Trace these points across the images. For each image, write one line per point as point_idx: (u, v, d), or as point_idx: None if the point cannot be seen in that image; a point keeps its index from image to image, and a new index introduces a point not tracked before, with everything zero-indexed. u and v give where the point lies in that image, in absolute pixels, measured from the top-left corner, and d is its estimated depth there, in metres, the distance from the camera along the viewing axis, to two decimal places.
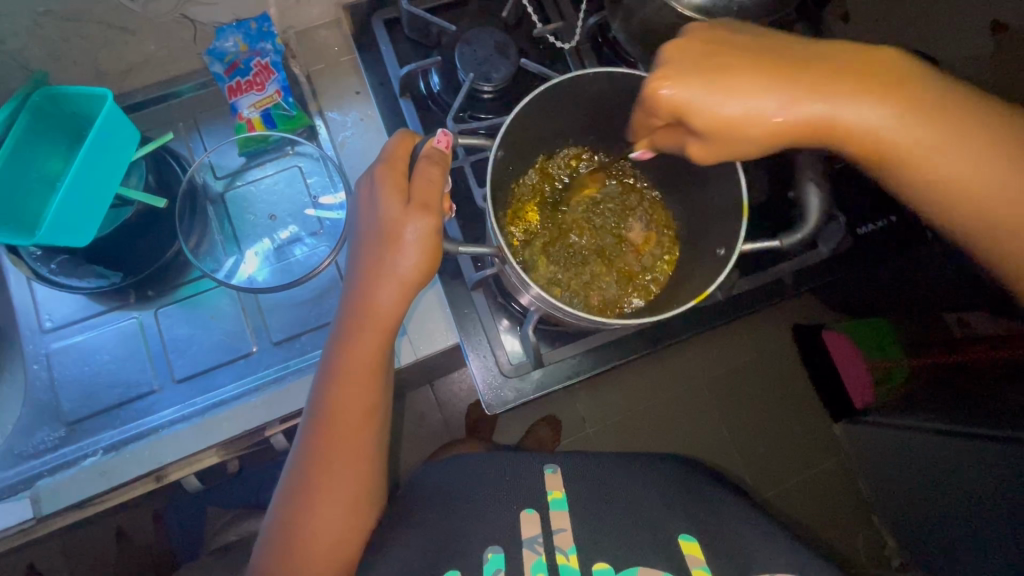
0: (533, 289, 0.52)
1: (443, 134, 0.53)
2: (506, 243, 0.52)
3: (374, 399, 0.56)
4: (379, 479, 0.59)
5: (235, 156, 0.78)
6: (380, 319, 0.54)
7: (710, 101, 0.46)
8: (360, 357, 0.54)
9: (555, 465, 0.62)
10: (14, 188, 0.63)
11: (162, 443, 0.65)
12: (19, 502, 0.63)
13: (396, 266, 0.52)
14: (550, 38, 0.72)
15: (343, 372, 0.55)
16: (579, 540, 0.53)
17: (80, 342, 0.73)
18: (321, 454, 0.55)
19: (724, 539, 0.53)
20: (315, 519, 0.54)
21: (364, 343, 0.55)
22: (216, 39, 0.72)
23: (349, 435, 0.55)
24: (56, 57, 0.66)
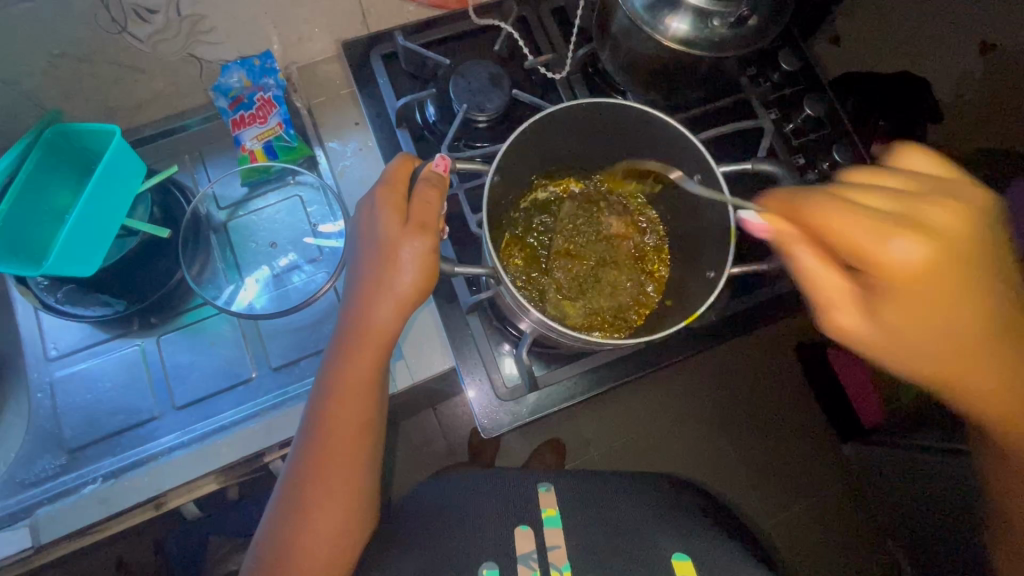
0: (534, 315, 0.52)
1: (442, 158, 0.54)
2: (502, 264, 0.52)
3: (368, 419, 0.56)
4: (372, 497, 0.59)
5: (239, 186, 0.80)
6: (374, 342, 0.56)
7: (863, 245, 0.42)
8: (353, 379, 0.55)
9: (549, 485, 0.62)
10: (25, 221, 0.65)
11: (160, 471, 0.66)
12: (18, 531, 0.64)
13: (395, 283, 0.53)
14: (541, 68, 0.74)
15: (336, 398, 0.55)
16: (573, 556, 0.53)
17: (84, 369, 0.74)
18: (313, 474, 0.55)
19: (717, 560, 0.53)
20: (308, 541, 0.54)
21: (357, 367, 0.55)
22: (222, 76, 0.75)
23: (341, 453, 0.55)
24: (68, 95, 0.69)
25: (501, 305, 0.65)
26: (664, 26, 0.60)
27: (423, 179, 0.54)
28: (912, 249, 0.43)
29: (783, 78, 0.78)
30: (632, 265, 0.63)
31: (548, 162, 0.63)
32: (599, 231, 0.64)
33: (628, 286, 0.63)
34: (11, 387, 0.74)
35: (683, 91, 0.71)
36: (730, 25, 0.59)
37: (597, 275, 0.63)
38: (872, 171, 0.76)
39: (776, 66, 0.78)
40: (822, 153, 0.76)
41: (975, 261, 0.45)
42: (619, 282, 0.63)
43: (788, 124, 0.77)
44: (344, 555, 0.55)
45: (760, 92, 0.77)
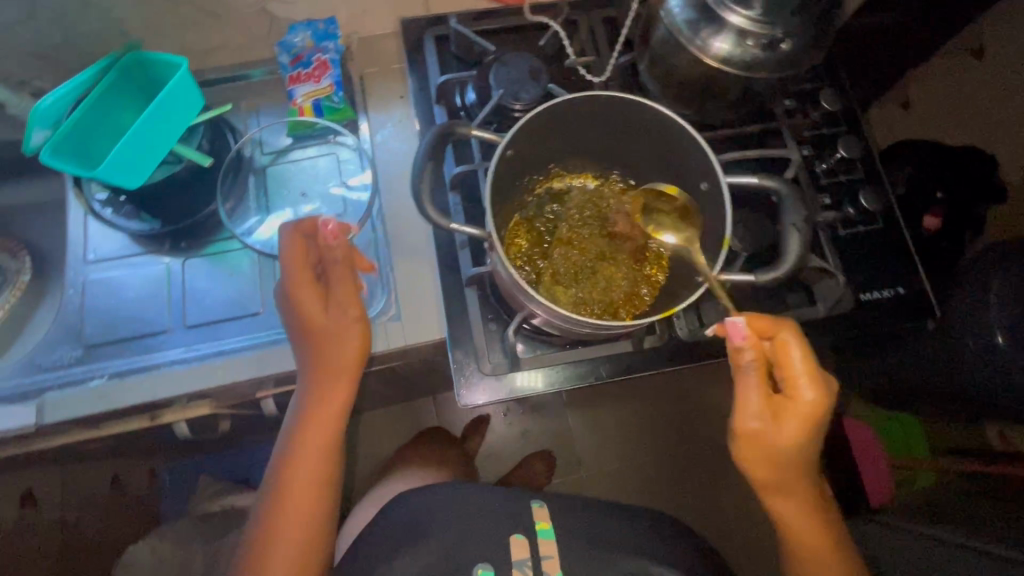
0: (537, 297, 0.54)
1: (328, 224, 0.64)
2: (498, 230, 0.54)
3: (332, 442, 0.68)
4: (340, 456, 0.71)
5: (282, 136, 0.85)
6: (339, 397, 0.68)
7: (791, 369, 0.57)
8: (324, 416, 0.67)
9: (541, 501, 0.79)
10: (89, 130, 0.71)
11: (161, 379, 0.72)
12: (26, 407, 0.70)
13: (342, 351, 0.65)
14: (581, 69, 0.76)
15: (303, 435, 0.67)
16: (563, 568, 0.72)
17: (113, 276, 0.80)
18: (285, 482, 0.67)
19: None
20: (296, 485, 0.67)
21: (326, 405, 0.67)
22: (288, 34, 0.82)
23: (308, 471, 0.67)
24: (151, 29, 0.77)
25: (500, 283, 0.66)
26: (704, 43, 0.62)
27: (336, 259, 0.65)
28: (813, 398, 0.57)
29: (822, 117, 0.78)
30: (632, 265, 0.64)
31: (567, 153, 0.65)
32: (607, 226, 0.66)
33: (624, 283, 0.63)
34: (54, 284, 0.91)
35: (717, 110, 0.72)
36: (764, 47, 0.61)
37: (597, 269, 0.63)
38: (897, 220, 0.75)
39: (816, 103, 0.78)
40: (849, 196, 0.76)
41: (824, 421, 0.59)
42: (616, 279, 0.63)
43: (822, 163, 0.76)
44: (319, 550, 0.68)
45: (793, 125, 0.77)
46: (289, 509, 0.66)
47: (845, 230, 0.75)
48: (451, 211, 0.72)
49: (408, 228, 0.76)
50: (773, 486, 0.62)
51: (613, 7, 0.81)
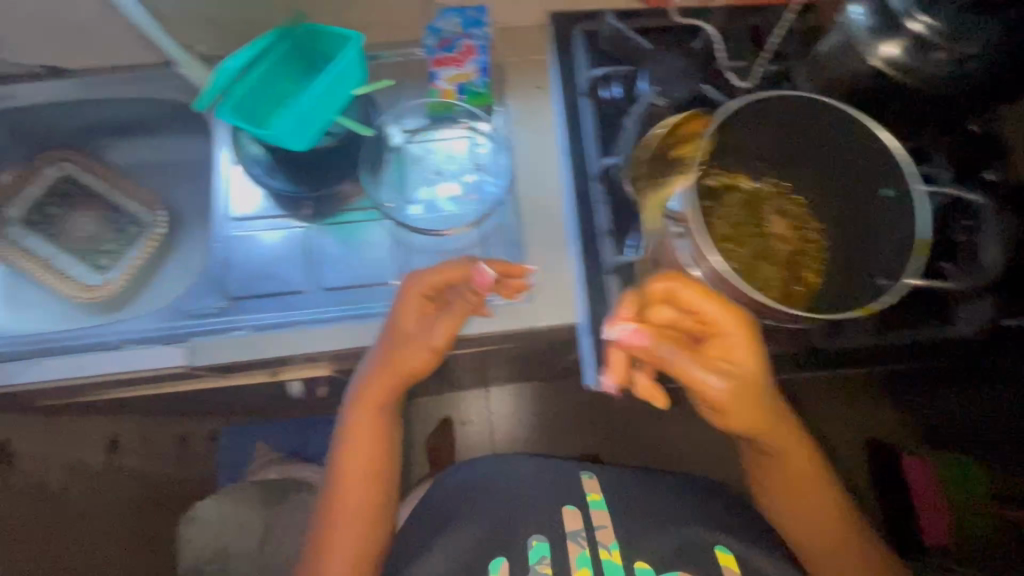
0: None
1: (483, 272, 0.68)
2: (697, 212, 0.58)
3: (385, 418, 0.78)
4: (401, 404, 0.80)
5: (420, 116, 0.89)
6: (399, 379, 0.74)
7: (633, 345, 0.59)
8: (372, 397, 0.75)
9: (591, 473, 0.84)
10: (260, 95, 0.76)
11: (304, 335, 0.75)
12: (177, 348, 0.75)
13: (405, 361, 0.72)
14: (729, 72, 0.76)
15: (357, 413, 0.77)
16: (619, 540, 0.73)
17: (255, 234, 0.84)
18: (349, 450, 0.77)
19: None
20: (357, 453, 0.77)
21: (378, 385, 0.74)
22: (438, 19, 0.85)
23: (363, 441, 0.77)
24: (317, 3, 0.81)
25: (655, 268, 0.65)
26: (878, 47, 0.63)
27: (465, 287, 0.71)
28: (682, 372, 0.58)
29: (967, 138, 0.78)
30: (786, 264, 0.65)
31: (731, 153, 0.65)
32: (759, 226, 0.66)
33: (780, 283, 0.64)
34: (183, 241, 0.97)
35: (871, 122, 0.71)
36: (944, 59, 0.62)
37: (755, 267, 0.64)
38: None
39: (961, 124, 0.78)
40: None
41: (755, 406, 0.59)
42: (772, 278, 0.64)
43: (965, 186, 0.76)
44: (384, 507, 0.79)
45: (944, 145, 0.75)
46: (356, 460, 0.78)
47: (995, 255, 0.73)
48: (594, 202, 0.74)
49: (543, 216, 0.81)
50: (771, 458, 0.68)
51: (758, 16, 0.81)
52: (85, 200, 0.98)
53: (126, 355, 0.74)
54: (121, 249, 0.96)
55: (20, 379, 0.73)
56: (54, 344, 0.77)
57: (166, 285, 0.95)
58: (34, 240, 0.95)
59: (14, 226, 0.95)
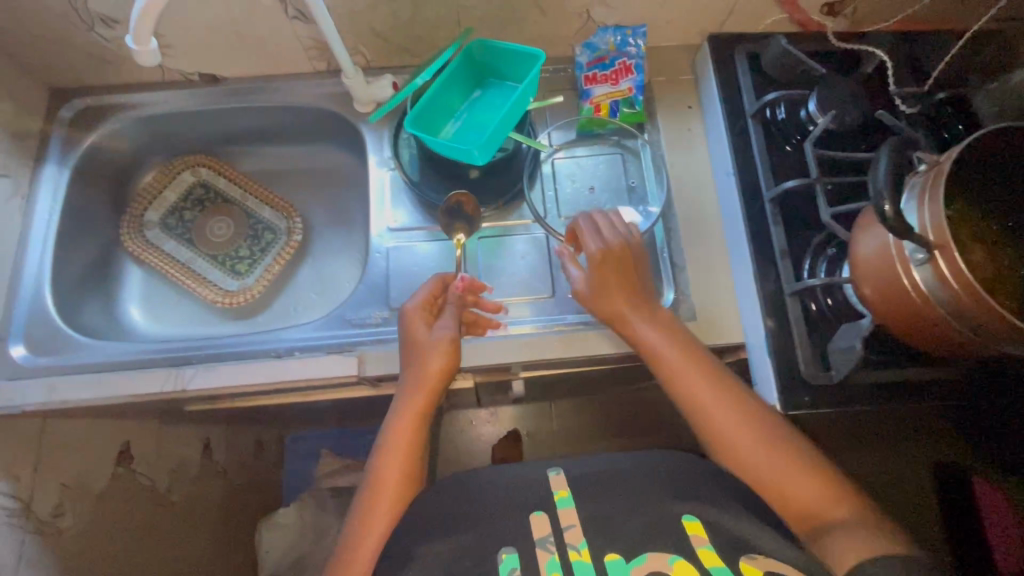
0: (940, 267, 0.54)
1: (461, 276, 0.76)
2: (950, 238, 0.53)
3: (419, 440, 0.69)
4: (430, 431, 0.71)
5: (570, 132, 0.90)
6: (431, 390, 0.70)
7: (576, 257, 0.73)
8: (404, 412, 0.69)
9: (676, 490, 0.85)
10: (437, 110, 0.77)
11: (475, 348, 0.75)
12: (347, 359, 0.74)
13: (427, 364, 0.70)
14: (899, 98, 0.76)
15: (387, 437, 0.69)
16: None
17: (413, 245, 0.84)
18: (372, 479, 0.67)
19: (735, 531, 0.52)
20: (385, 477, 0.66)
21: (410, 398, 0.69)
22: (595, 36, 0.86)
23: (394, 467, 0.66)
24: (483, 19, 0.83)
25: (868, 292, 0.62)
26: None
27: (454, 305, 0.75)
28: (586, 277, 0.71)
29: None
30: (1005, 290, 0.63)
31: (950, 180, 0.64)
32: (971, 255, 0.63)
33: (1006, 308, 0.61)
34: (317, 250, 0.97)
35: None
36: None
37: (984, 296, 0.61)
38: None
39: None
40: None
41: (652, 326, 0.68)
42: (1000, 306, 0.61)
43: None
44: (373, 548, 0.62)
45: None
46: (382, 495, 0.65)
47: None
48: (770, 223, 0.75)
49: (704, 236, 0.81)
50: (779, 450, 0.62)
51: (917, 42, 0.82)
52: (218, 205, 0.98)
53: (296, 364, 0.74)
54: (256, 255, 0.96)
55: (193, 386, 0.73)
56: (219, 351, 0.77)
57: (302, 296, 0.95)
58: (172, 244, 0.95)
59: (152, 228, 0.96)
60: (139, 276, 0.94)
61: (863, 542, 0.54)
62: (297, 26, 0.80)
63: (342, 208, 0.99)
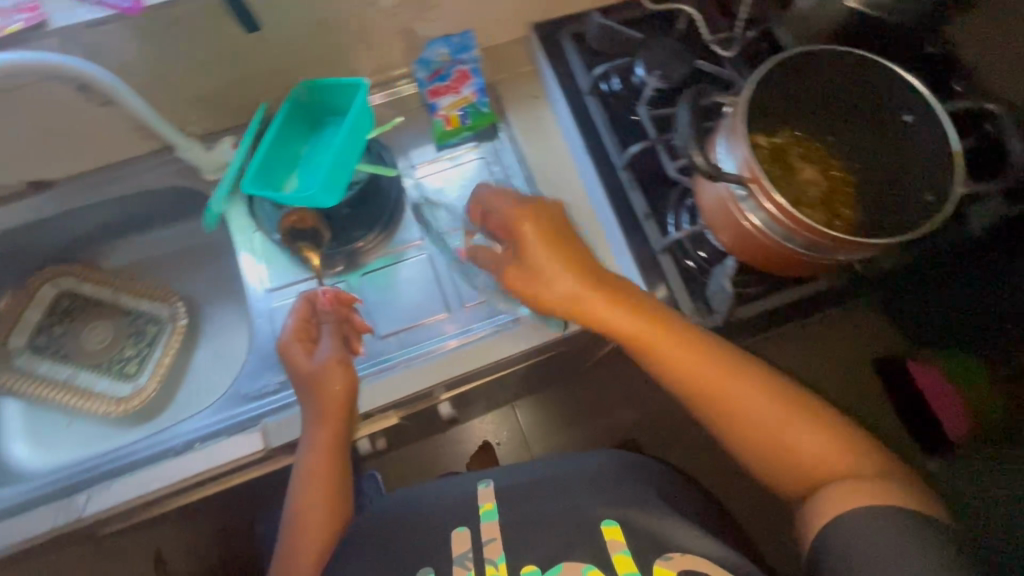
0: (767, 205, 0.57)
1: (323, 289, 0.74)
2: (761, 170, 0.56)
3: (337, 468, 0.67)
4: (350, 451, 0.70)
5: (429, 149, 0.90)
6: (338, 415, 0.68)
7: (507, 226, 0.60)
8: (318, 447, 0.67)
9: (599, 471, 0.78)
10: (275, 163, 0.75)
11: (377, 387, 0.74)
12: (249, 435, 0.71)
13: (325, 391, 0.68)
14: (715, 46, 0.80)
15: (307, 468, 0.67)
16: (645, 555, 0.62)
17: (295, 301, 0.81)
18: (294, 519, 0.65)
19: (643, 528, 0.58)
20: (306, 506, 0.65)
21: (319, 431, 0.67)
22: (426, 51, 0.86)
23: (315, 498, 0.66)
24: (306, 60, 0.81)
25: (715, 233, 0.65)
26: None
27: (332, 321, 0.74)
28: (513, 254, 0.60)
29: None
30: (830, 204, 0.69)
31: (767, 112, 0.69)
32: (792, 177, 0.70)
33: (823, 219, 0.68)
34: (207, 329, 0.93)
35: None
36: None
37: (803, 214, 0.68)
38: None
39: None
40: None
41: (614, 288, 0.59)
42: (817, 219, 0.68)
43: None
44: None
45: None
46: (306, 526, 0.65)
47: None
48: (626, 190, 0.77)
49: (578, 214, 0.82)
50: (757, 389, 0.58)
51: None
52: (89, 311, 0.93)
53: (197, 457, 0.70)
54: (144, 352, 0.91)
55: (88, 512, 0.67)
56: (114, 466, 0.73)
57: (202, 379, 0.90)
58: (46, 365, 0.89)
59: (21, 355, 0.89)
60: (17, 410, 0.87)
61: (860, 492, 0.52)
62: (115, 111, 0.76)
63: (223, 278, 0.94)
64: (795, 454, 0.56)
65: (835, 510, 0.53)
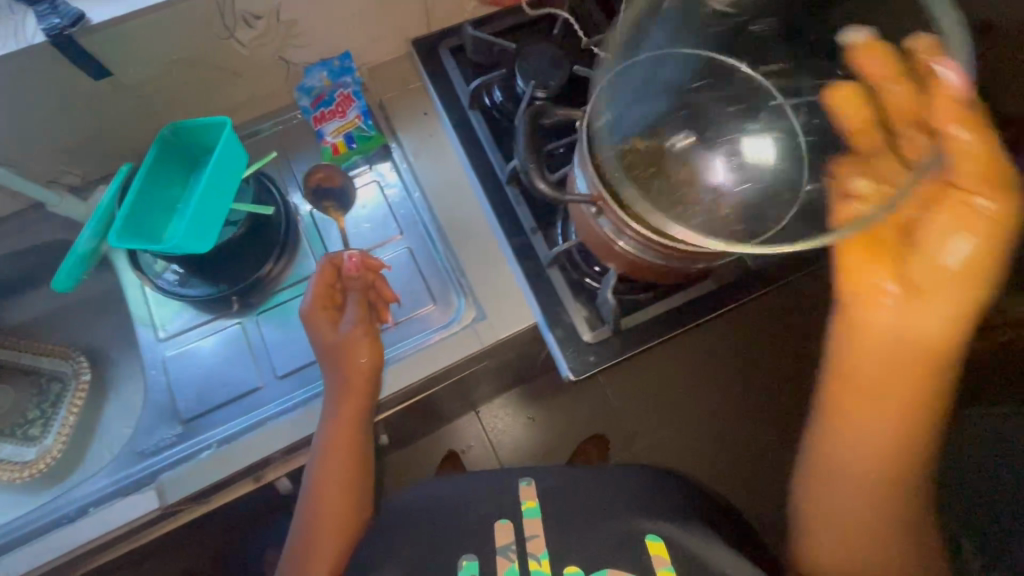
0: (631, 225, 0.56)
1: (349, 255, 0.77)
2: (606, 188, 0.56)
3: (358, 435, 0.74)
4: (370, 421, 0.76)
5: (320, 177, 0.88)
6: (363, 378, 0.72)
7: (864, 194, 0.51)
8: (338, 421, 0.72)
9: (530, 478, 0.73)
10: (147, 212, 0.72)
11: (272, 431, 0.73)
12: (145, 494, 0.70)
13: (352, 361, 0.73)
14: (595, 49, 0.80)
15: (332, 435, 0.72)
16: (552, 547, 0.65)
17: (191, 348, 0.80)
18: (318, 480, 0.73)
19: (689, 547, 0.63)
20: (331, 464, 0.73)
21: (346, 405, 0.72)
22: (306, 77, 0.84)
23: (341, 459, 0.73)
24: (175, 99, 0.78)
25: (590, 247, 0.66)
26: None
27: (356, 288, 0.78)
28: (944, 228, 0.45)
29: None
30: None
31: None
32: None
33: None
34: (113, 380, 0.90)
35: None
36: None
37: None
38: None
39: None
40: None
41: (952, 288, 0.46)
42: None
43: None
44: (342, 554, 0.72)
45: None
46: (330, 480, 0.73)
47: None
48: (514, 206, 0.79)
49: (474, 231, 0.80)
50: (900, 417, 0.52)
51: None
52: None
53: (90, 521, 0.68)
54: (48, 413, 0.88)
55: None
56: (6, 540, 0.71)
57: (110, 433, 0.88)
58: None
59: None
60: None
61: (865, 526, 0.55)
62: None
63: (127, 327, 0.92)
64: (843, 468, 0.55)
65: (831, 536, 0.56)
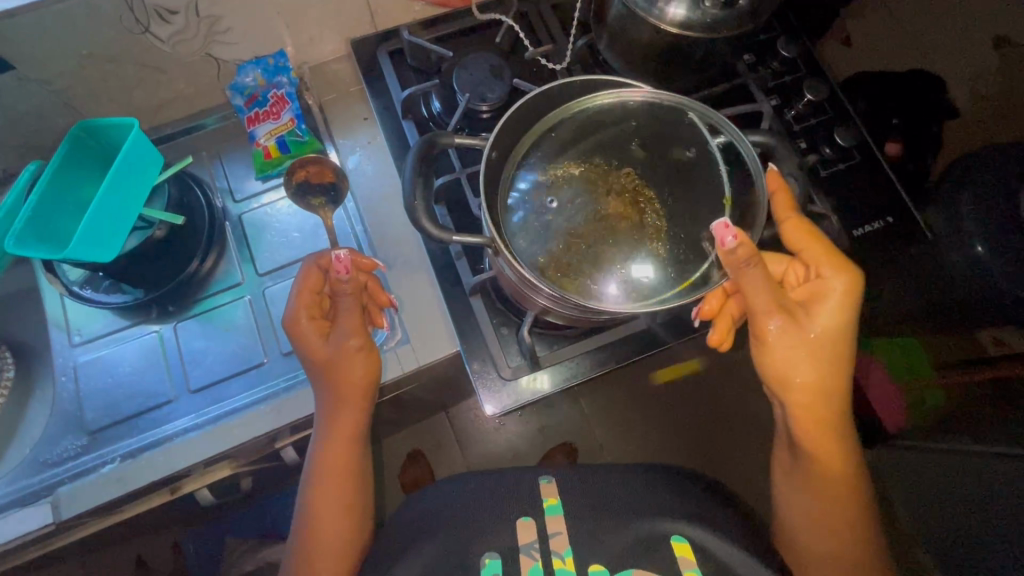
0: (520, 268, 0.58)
1: (340, 258, 0.62)
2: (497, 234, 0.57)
3: (355, 457, 0.67)
4: (366, 435, 0.70)
5: (252, 180, 0.84)
6: (358, 394, 0.66)
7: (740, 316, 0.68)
8: (340, 432, 0.66)
9: (549, 476, 0.69)
10: (53, 214, 0.69)
11: (174, 450, 0.68)
12: (41, 507, 0.67)
13: (347, 378, 0.64)
14: (542, 58, 0.79)
15: (326, 448, 0.66)
16: (574, 542, 0.61)
17: (105, 355, 0.77)
18: (312, 507, 0.65)
19: (716, 555, 0.59)
20: (329, 482, 0.65)
21: (344, 417, 0.66)
22: (237, 75, 0.80)
23: (340, 480, 0.66)
24: (93, 95, 0.74)
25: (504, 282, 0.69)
26: (660, 10, 0.64)
27: (347, 293, 0.64)
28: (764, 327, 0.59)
29: (782, 65, 0.85)
30: None
31: None
32: None
33: None
34: None
35: (678, 75, 0.74)
36: (722, 6, 0.63)
37: None
38: (874, 152, 0.82)
39: (776, 53, 0.85)
40: (824, 136, 0.83)
41: (798, 382, 0.60)
42: None
43: (791, 109, 0.84)
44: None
45: (757, 77, 0.84)
46: (320, 503, 0.65)
47: (825, 169, 0.83)
48: None
49: (401, 251, 0.75)
50: (840, 474, 0.60)
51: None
52: None
53: None
54: None
55: None
56: None
57: None
58: None
59: None
60: None
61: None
62: None
63: None
64: (827, 529, 0.59)
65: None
